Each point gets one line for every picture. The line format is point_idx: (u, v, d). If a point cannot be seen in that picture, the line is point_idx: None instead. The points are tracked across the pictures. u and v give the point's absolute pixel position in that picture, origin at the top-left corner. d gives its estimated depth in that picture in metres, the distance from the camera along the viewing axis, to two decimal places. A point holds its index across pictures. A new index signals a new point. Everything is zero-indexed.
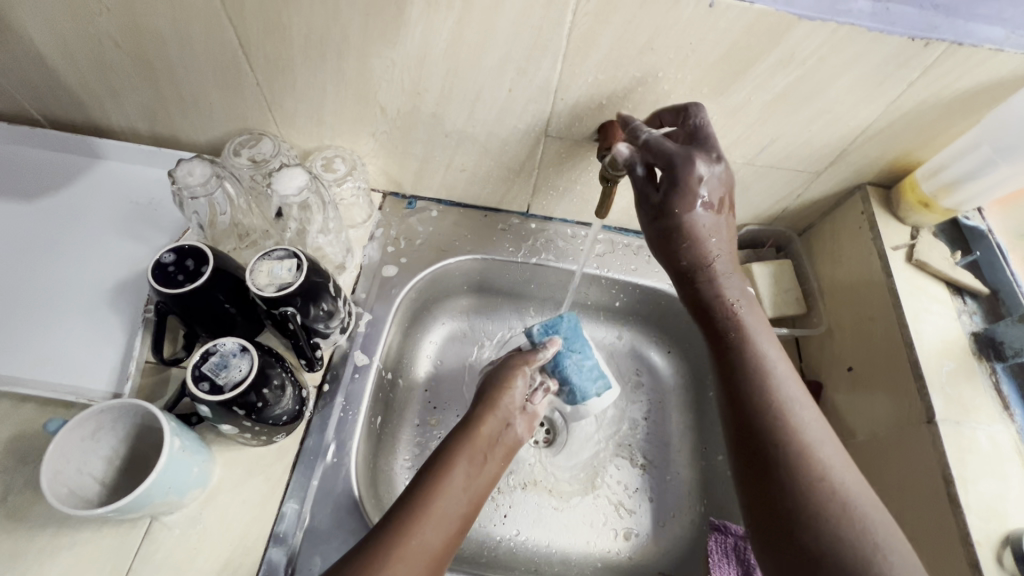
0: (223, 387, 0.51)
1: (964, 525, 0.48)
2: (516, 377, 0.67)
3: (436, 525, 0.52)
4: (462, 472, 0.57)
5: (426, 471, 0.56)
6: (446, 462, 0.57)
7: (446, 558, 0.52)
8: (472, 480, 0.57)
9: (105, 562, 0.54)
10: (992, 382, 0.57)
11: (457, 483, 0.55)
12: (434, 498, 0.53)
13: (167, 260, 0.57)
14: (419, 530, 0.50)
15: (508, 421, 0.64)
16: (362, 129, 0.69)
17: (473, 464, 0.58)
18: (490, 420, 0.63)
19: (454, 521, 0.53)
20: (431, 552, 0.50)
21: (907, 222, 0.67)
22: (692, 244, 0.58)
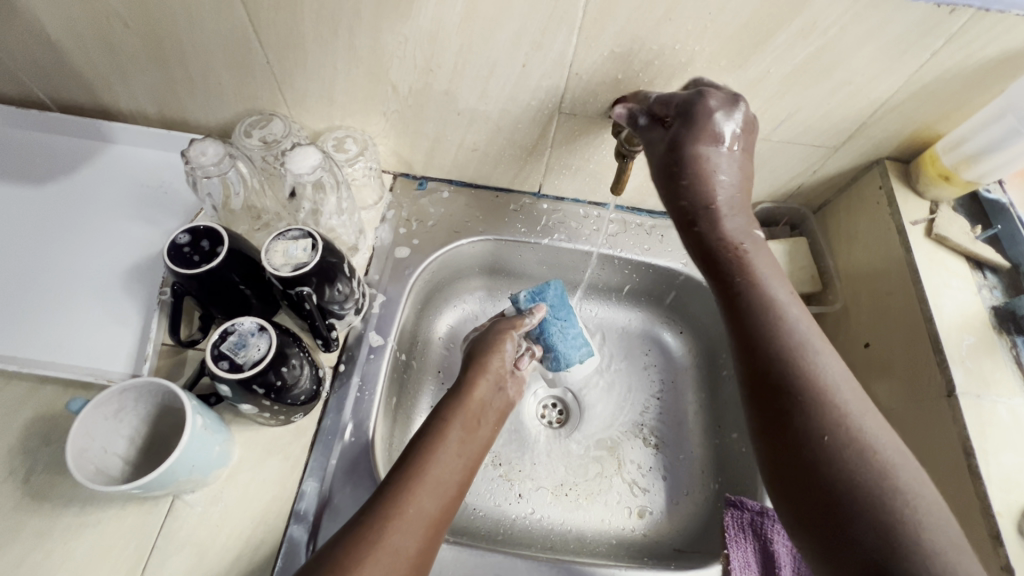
0: (242, 366, 0.51)
1: (986, 497, 0.48)
2: (505, 342, 0.68)
3: (433, 492, 0.51)
4: (456, 438, 0.57)
5: (420, 439, 0.56)
6: (438, 429, 0.57)
7: (445, 526, 0.51)
8: (465, 444, 0.57)
9: (130, 540, 0.54)
10: (1013, 355, 0.56)
11: (452, 447, 0.55)
12: (429, 465, 0.53)
13: (182, 241, 0.57)
14: (417, 496, 0.50)
15: (499, 384, 0.65)
16: (373, 109, 0.69)
17: (467, 427, 0.58)
18: (483, 384, 0.64)
19: (450, 487, 0.53)
20: (429, 518, 0.49)
21: (925, 196, 0.66)
22: (704, 179, 0.53)
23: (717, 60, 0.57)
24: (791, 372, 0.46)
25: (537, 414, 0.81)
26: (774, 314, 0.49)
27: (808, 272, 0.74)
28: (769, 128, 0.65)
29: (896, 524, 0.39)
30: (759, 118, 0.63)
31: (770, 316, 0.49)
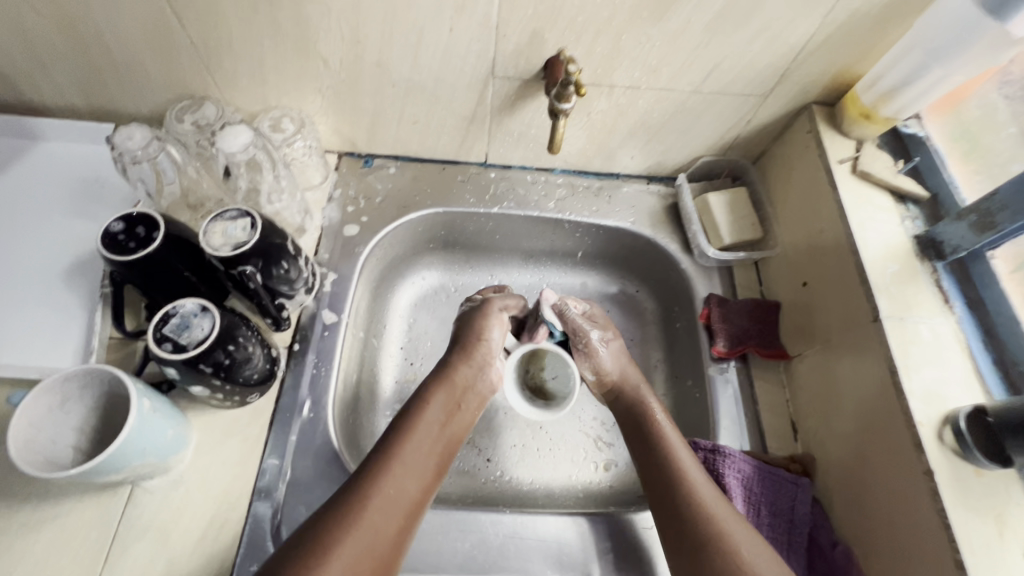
0: (186, 346, 0.51)
1: (909, 410, 0.51)
2: (489, 328, 0.68)
3: (411, 471, 0.54)
4: (435, 418, 0.59)
5: (401, 418, 0.58)
6: (418, 409, 0.59)
7: (426, 503, 0.54)
8: (446, 424, 0.60)
9: (88, 531, 0.54)
10: (934, 279, 0.59)
11: (432, 426, 0.58)
12: (408, 443, 0.55)
13: (116, 229, 0.57)
14: (400, 473, 0.53)
15: (484, 366, 0.65)
16: (307, 86, 0.68)
17: (447, 408, 0.61)
18: (463, 368, 0.64)
19: (431, 466, 0.56)
20: (412, 493, 0.52)
21: (851, 136, 0.68)
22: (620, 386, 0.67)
23: (639, 12, 0.58)
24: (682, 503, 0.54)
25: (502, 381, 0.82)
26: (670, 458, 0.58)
27: (748, 220, 0.76)
28: (698, 80, 0.66)
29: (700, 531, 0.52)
30: (687, 70, 0.65)
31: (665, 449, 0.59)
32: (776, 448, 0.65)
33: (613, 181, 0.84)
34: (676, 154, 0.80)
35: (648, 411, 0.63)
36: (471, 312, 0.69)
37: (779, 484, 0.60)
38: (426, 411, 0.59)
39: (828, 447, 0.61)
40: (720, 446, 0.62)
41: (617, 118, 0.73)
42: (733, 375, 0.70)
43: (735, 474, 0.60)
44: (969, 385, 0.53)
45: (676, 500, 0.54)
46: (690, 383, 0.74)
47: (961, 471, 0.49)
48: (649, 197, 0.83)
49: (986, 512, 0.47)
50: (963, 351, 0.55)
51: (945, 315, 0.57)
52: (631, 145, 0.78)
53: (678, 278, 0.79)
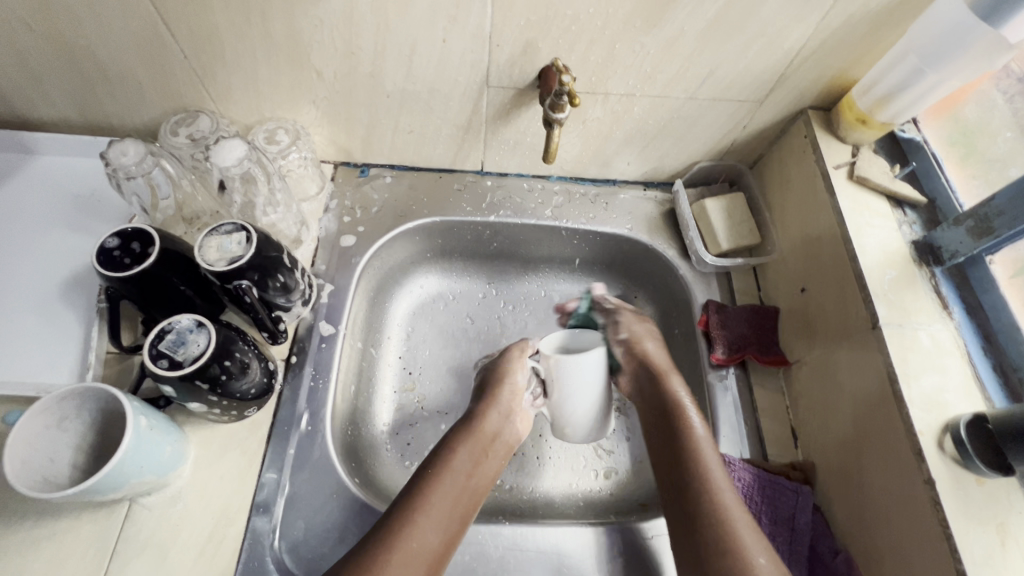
0: (181, 363, 0.51)
1: (908, 417, 0.51)
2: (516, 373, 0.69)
3: (436, 525, 0.53)
4: (463, 466, 0.59)
5: (427, 469, 0.57)
6: (447, 456, 0.59)
7: (451, 553, 0.53)
8: (475, 470, 0.59)
9: (87, 548, 0.54)
10: (932, 285, 0.59)
11: (460, 478, 0.58)
12: (433, 494, 0.54)
13: (111, 245, 0.56)
14: (426, 523, 0.52)
15: (508, 416, 0.66)
16: (301, 98, 0.68)
17: (476, 455, 0.61)
18: (490, 415, 0.65)
19: (457, 513, 0.55)
20: (436, 544, 0.51)
21: (847, 141, 0.68)
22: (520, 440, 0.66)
23: (632, 21, 0.57)
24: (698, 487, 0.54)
25: None
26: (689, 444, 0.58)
27: (745, 225, 0.76)
28: (694, 87, 0.66)
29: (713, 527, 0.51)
30: (682, 77, 0.65)
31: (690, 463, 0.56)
32: (777, 455, 0.65)
33: (610, 187, 0.84)
34: (672, 160, 0.79)
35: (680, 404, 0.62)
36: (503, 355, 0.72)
37: (779, 493, 0.60)
38: (456, 459, 0.59)
39: (829, 454, 0.61)
40: (721, 454, 0.62)
41: (612, 125, 0.72)
42: (733, 382, 0.70)
43: (736, 483, 0.60)
44: (969, 391, 0.53)
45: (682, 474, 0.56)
46: (689, 391, 0.74)
47: (962, 479, 0.48)
48: (646, 203, 0.83)
49: (989, 521, 0.47)
50: (963, 358, 0.55)
51: (944, 321, 0.57)
52: (627, 151, 0.77)
53: (677, 284, 0.79)
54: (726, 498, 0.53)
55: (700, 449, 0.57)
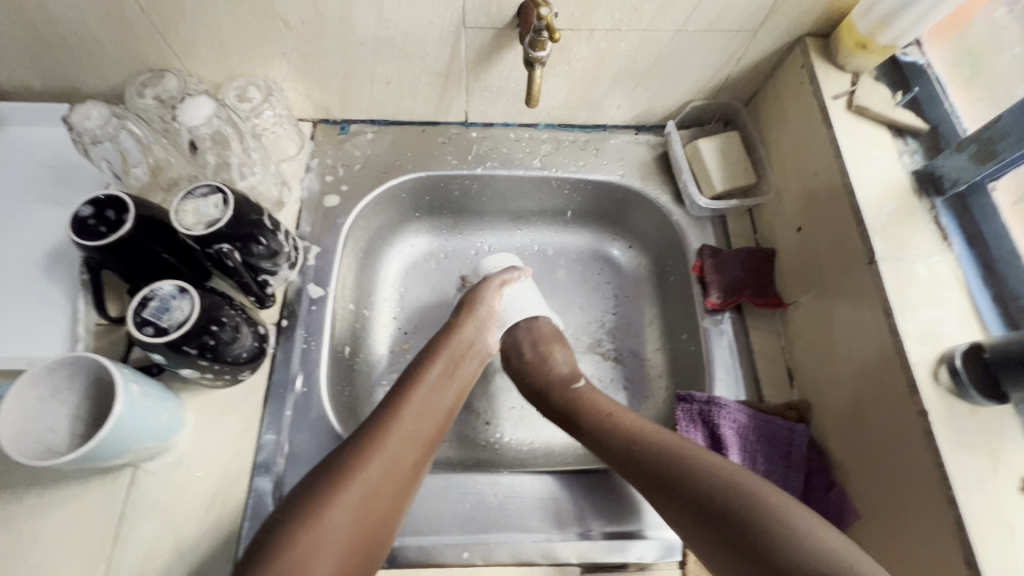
0: (167, 329, 0.50)
1: (903, 350, 0.51)
2: (487, 297, 0.71)
3: (405, 441, 0.54)
4: (439, 371, 0.62)
5: (405, 379, 0.61)
6: (421, 366, 0.62)
7: (437, 444, 0.58)
8: (452, 378, 0.63)
9: (95, 513, 0.55)
10: (932, 216, 0.57)
11: (435, 383, 0.61)
12: (405, 411, 0.57)
13: (85, 213, 0.55)
14: (411, 421, 0.56)
15: (483, 329, 0.69)
16: (270, 51, 0.65)
17: (451, 364, 0.64)
18: (468, 326, 0.68)
19: (440, 412, 0.59)
20: (424, 439, 0.56)
21: (846, 69, 0.65)
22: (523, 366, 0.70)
23: None
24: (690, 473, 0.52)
25: None
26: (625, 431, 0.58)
27: (740, 165, 0.74)
28: (684, 18, 0.62)
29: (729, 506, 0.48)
30: (672, 7, 0.61)
31: (662, 454, 0.54)
32: (773, 396, 0.65)
33: (600, 133, 0.81)
34: (664, 100, 0.76)
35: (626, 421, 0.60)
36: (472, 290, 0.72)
37: (774, 432, 0.60)
38: (431, 369, 0.62)
39: (825, 393, 0.60)
40: (716, 397, 0.62)
41: (599, 65, 0.69)
42: (728, 326, 0.69)
43: (730, 424, 0.60)
44: (966, 321, 0.52)
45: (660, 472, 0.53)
46: (684, 337, 0.73)
47: (955, 409, 0.48)
48: (638, 147, 0.80)
49: (981, 449, 0.47)
50: (962, 289, 0.54)
51: (943, 253, 0.55)
52: (616, 94, 0.74)
53: (669, 229, 0.77)
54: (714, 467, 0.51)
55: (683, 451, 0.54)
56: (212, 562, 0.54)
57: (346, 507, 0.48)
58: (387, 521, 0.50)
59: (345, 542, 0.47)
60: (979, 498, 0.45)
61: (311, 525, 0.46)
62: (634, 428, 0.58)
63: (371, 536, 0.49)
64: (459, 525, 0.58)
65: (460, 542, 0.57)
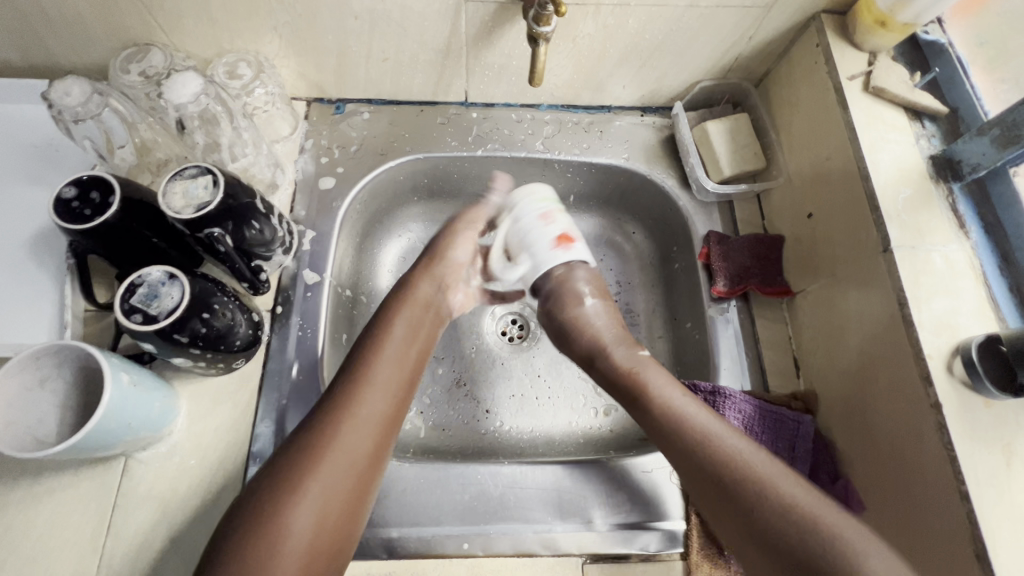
0: (156, 316, 0.48)
1: (917, 341, 0.49)
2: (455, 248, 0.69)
3: (359, 428, 0.51)
4: (395, 345, 0.59)
5: (353, 355, 0.57)
6: (378, 338, 0.59)
7: (399, 421, 0.55)
8: (405, 355, 0.59)
9: (87, 504, 0.54)
10: (949, 203, 0.55)
11: (393, 358, 0.58)
12: (359, 394, 0.53)
13: (68, 195, 0.52)
14: (362, 403, 0.53)
15: (443, 287, 0.67)
16: (261, 25, 0.62)
17: (404, 343, 0.60)
18: (425, 284, 0.66)
19: (393, 389, 0.56)
20: (379, 419, 0.53)
21: (863, 49, 0.62)
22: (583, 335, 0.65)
23: None
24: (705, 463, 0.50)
25: (498, 332, 0.80)
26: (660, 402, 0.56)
27: (750, 149, 0.71)
28: None
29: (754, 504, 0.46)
30: None
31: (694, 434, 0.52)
32: (778, 387, 0.64)
33: (604, 114, 0.78)
34: (672, 80, 0.73)
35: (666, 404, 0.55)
36: (439, 232, 0.71)
37: (780, 423, 0.59)
38: (382, 347, 0.58)
39: (833, 384, 0.59)
40: (721, 387, 0.61)
41: (605, 43, 0.66)
42: (734, 315, 0.67)
43: (736, 414, 0.59)
44: (982, 312, 0.51)
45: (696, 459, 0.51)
46: (689, 325, 0.72)
47: (969, 402, 0.47)
48: (644, 129, 0.77)
49: (995, 443, 0.46)
50: (978, 279, 0.52)
51: (959, 241, 0.53)
52: (622, 73, 0.71)
53: (675, 215, 0.75)
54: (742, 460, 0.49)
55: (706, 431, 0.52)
56: None
57: (303, 510, 0.46)
58: (352, 514, 0.49)
59: (308, 544, 0.45)
60: (992, 493, 0.44)
61: (268, 535, 0.44)
62: (693, 421, 0.53)
63: (336, 535, 0.47)
64: (459, 516, 0.57)
65: (460, 533, 0.56)
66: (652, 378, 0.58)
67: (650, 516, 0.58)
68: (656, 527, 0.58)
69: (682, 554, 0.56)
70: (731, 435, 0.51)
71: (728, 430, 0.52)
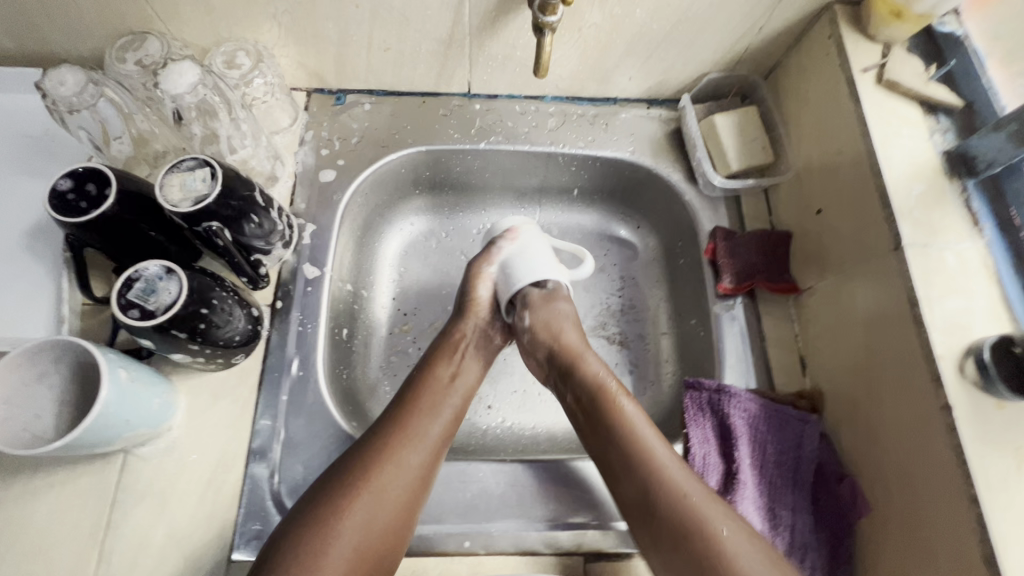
0: (154, 312, 0.47)
1: (928, 342, 0.48)
2: (477, 286, 0.66)
3: (413, 449, 0.53)
4: (447, 372, 0.60)
5: (412, 379, 0.59)
6: (430, 364, 0.61)
7: (448, 448, 0.56)
8: (456, 379, 0.60)
9: (86, 500, 0.53)
10: (963, 199, 0.54)
11: (443, 381, 0.59)
12: (413, 418, 0.55)
13: (64, 187, 0.51)
14: (419, 424, 0.55)
15: (485, 325, 0.65)
16: (259, 13, 0.60)
17: (454, 363, 0.61)
18: (471, 324, 0.65)
19: (448, 415, 0.57)
20: (433, 444, 0.54)
21: (877, 40, 0.61)
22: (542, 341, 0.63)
23: None
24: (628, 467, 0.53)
25: None
26: (601, 400, 0.58)
27: (758, 143, 0.70)
28: None
29: (667, 507, 0.50)
30: None
31: (631, 438, 0.54)
32: (784, 385, 0.63)
33: (609, 106, 0.77)
34: (679, 72, 0.72)
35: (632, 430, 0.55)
36: (468, 266, 0.67)
37: (786, 422, 0.58)
38: (436, 371, 0.60)
39: (840, 384, 0.58)
40: (726, 385, 0.60)
41: (612, 32, 0.65)
42: (740, 312, 0.66)
43: (741, 413, 0.58)
44: (995, 313, 0.50)
45: (620, 453, 0.54)
46: (694, 322, 0.71)
47: (981, 404, 0.46)
48: (650, 122, 0.76)
49: (1007, 446, 0.45)
50: (991, 279, 0.51)
51: (972, 240, 0.52)
52: (628, 64, 0.70)
53: (681, 209, 0.74)
54: (663, 464, 0.52)
55: (638, 432, 0.55)
56: (206, 548, 0.53)
57: (355, 517, 0.47)
58: (396, 534, 0.49)
59: (351, 554, 0.46)
60: (1002, 497, 0.43)
61: (320, 535, 0.46)
62: (624, 418, 0.56)
63: (378, 550, 0.47)
64: (460, 514, 0.57)
65: (461, 531, 0.56)
66: (624, 401, 0.57)
67: None
68: None
69: None
70: (652, 435, 0.55)
71: (653, 434, 0.55)
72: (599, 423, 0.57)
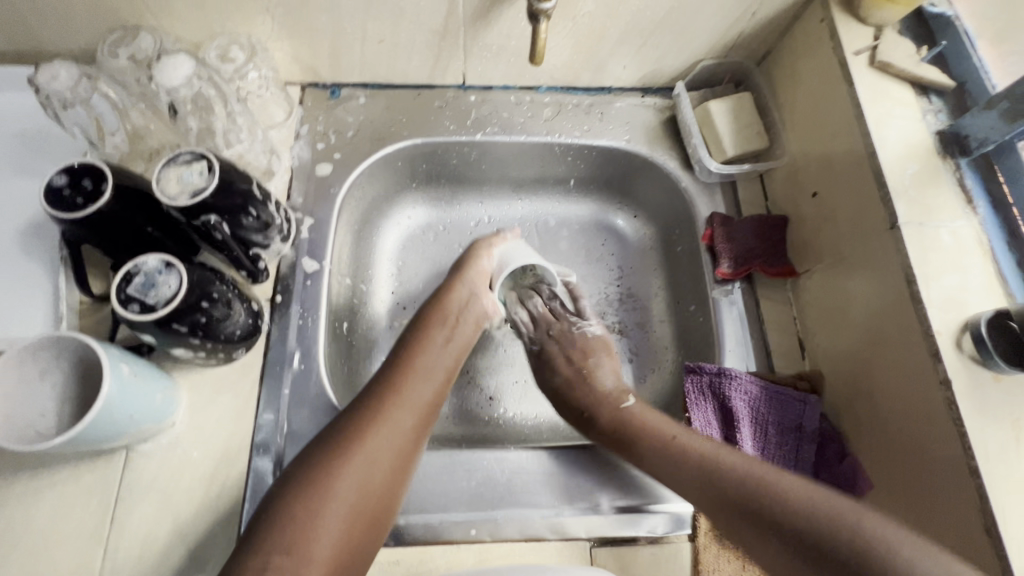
0: (154, 306, 0.47)
1: (926, 318, 0.49)
2: (479, 257, 0.69)
3: (407, 411, 0.52)
4: (440, 335, 0.60)
5: (403, 343, 0.59)
6: (421, 331, 0.61)
7: (437, 411, 0.56)
8: (449, 343, 0.60)
9: (89, 498, 0.53)
10: (957, 178, 0.55)
11: (434, 347, 0.59)
12: (406, 382, 0.54)
13: (60, 183, 0.51)
14: (411, 386, 0.54)
15: (477, 289, 0.66)
16: (253, 7, 0.60)
17: (448, 327, 0.61)
18: (459, 289, 0.65)
19: (439, 376, 0.57)
20: (425, 406, 0.54)
21: (869, 23, 0.61)
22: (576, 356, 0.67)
23: None
24: (724, 484, 0.50)
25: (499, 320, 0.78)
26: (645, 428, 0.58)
27: (753, 128, 0.70)
28: None
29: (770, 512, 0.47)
30: None
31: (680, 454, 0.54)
32: (783, 367, 0.64)
33: (605, 96, 0.77)
34: (673, 60, 0.72)
35: (666, 437, 0.56)
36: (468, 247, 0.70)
37: (786, 404, 0.59)
38: (427, 336, 0.60)
39: (840, 365, 0.59)
40: (727, 369, 0.60)
41: (606, 21, 0.65)
42: (739, 297, 0.67)
43: (742, 396, 0.59)
44: (991, 289, 0.50)
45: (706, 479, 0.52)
46: (692, 308, 0.72)
47: (978, 379, 0.47)
48: (645, 110, 0.76)
49: (1005, 418, 0.46)
50: (986, 255, 0.52)
51: (967, 217, 0.53)
52: (623, 53, 0.70)
53: (677, 197, 0.74)
54: (726, 462, 0.52)
55: (692, 448, 0.54)
56: (210, 542, 0.53)
57: (350, 475, 0.47)
58: (391, 492, 0.49)
59: (349, 509, 0.46)
60: (1001, 467, 0.44)
61: (316, 492, 0.45)
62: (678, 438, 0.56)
63: (376, 506, 0.47)
64: (465, 503, 0.57)
65: (467, 519, 0.56)
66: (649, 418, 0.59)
67: (655, 501, 0.58)
68: (655, 510, 0.57)
69: (689, 536, 0.56)
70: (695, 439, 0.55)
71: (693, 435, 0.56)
72: (655, 451, 0.56)
